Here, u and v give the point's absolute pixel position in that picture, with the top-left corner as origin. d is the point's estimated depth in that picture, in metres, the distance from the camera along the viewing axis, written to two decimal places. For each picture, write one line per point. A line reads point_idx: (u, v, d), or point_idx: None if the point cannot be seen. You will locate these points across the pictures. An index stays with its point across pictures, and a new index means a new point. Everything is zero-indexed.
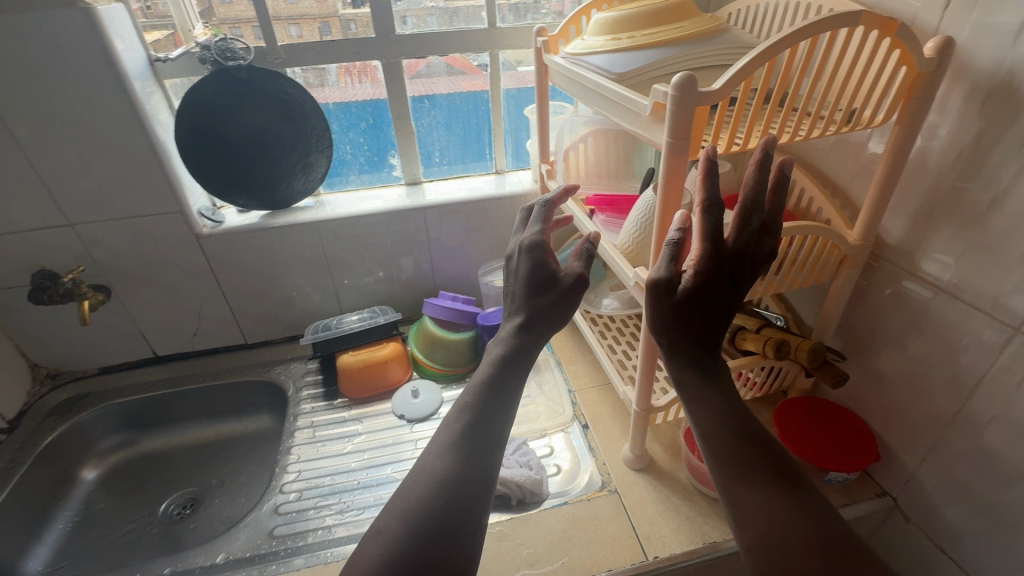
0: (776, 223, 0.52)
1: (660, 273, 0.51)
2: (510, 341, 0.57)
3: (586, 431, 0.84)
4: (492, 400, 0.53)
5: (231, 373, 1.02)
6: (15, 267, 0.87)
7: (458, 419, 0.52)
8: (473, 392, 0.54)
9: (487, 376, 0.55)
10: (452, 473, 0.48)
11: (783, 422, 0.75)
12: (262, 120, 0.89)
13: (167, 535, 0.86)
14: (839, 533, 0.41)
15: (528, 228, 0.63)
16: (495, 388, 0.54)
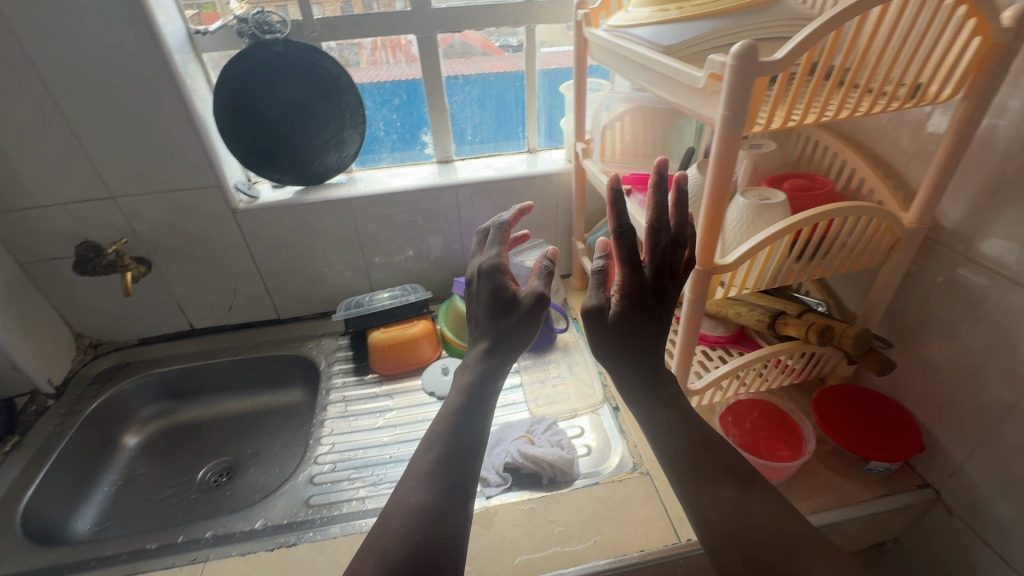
0: (687, 234, 0.55)
1: (591, 300, 0.56)
2: (477, 371, 0.58)
3: (617, 413, 0.84)
4: (462, 428, 0.54)
5: (265, 347, 1.04)
6: (60, 238, 0.89)
7: (431, 450, 0.52)
8: (445, 422, 0.55)
9: (456, 406, 0.56)
10: (429, 505, 0.48)
11: (823, 409, 0.73)
12: (297, 95, 0.89)
13: (205, 500, 0.89)
14: (789, 521, 0.46)
15: (484, 252, 0.65)
16: (468, 416, 0.55)
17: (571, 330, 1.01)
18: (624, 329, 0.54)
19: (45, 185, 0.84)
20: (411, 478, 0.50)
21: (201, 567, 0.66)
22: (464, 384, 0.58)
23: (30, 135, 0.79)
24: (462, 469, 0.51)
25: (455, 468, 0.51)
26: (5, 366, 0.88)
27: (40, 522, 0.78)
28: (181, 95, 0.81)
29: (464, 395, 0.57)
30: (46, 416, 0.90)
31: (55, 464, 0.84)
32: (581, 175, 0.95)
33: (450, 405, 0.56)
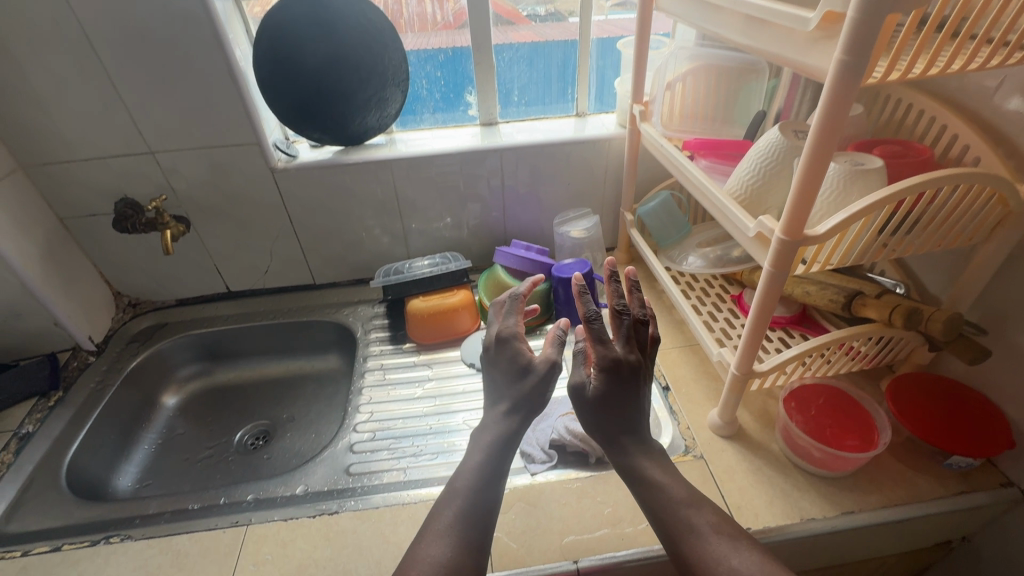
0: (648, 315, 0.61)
1: (574, 380, 0.59)
2: (500, 429, 0.60)
3: (667, 394, 0.79)
4: (484, 488, 0.57)
5: (300, 312, 1.02)
6: (100, 194, 0.88)
7: (453, 503, 0.55)
8: (467, 477, 0.57)
9: (479, 464, 0.58)
10: (450, 561, 0.51)
11: (897, 398, 0.68)
12: (337, 48, 0.84)
13: (242, 463, 0.89)
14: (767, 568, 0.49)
15: (500, 319, 0.67)
16: (489, 473, 0.58)
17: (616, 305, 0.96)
18: (606, 401, 0.58)
19: (84, 138, 0.82)
20: (436, 529, 0.53)
21: (244, 530, 0.65)
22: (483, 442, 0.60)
23: (69, 84, 0.77)
24: (482, 521, 0.55)
25: (478, 525, 0.54)
26: (47, 321, 0.87)
27: (85, 478, 0.79)
28: (221, 45, 0.77)
29: (484, 452, 0.59)
30: (87, 372, 0.90)
31: (97, 420, 0.84)
32: (636, 140, 0.89)
33: (473, 461, 0.59)
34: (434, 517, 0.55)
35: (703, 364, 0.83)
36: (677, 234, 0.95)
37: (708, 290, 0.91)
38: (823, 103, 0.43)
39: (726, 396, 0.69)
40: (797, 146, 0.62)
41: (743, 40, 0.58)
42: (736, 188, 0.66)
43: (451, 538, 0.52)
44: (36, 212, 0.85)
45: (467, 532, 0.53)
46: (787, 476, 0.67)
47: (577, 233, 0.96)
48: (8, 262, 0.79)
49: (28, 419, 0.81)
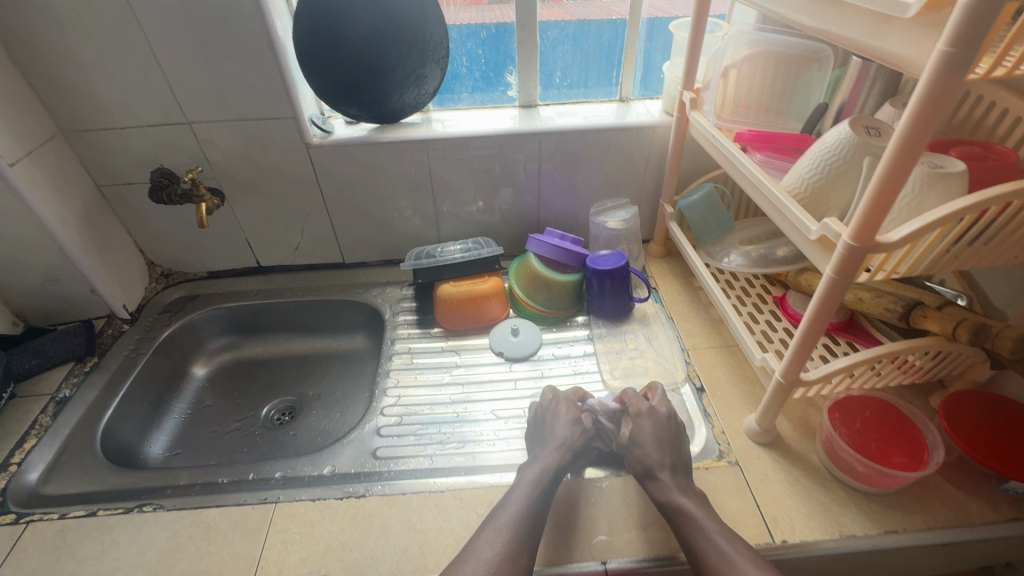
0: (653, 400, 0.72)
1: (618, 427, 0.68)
2: (553, 461, 0.65)
3: (701, 395, 0.78)
4: (537, 503, 0.60)
5: (330, 291, 1.02)
6: (137, 163, 0.87)
7: (507, 514, 0.58)
8: (522, 499, 0.60)
9: (535, 482, 0.62)
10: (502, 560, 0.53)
11: (951, 415, 0.65)
12: (376, 20, 0.80)
13: (269, 438, 0.90)
14: None
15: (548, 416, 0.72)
16: (543, 498, 0.61)
17: (651, 301, 0.93)
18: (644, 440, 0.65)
19: (123, 105, 0.81)
20: (490, 537, 0.56)
21: (272, 507, 0.65)
22: (536, 475, 0.63)
23: (109, 49, 0.75)
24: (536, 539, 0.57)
25: (530, 540, 0.56)
26: (83, 288, 0.88)
27: (117, 444, 0.80)
28: (262, 15, 0.74)
29: (538, 480, 0.62)
30: (121, 340, 0.91)
31: (130, 388, 0.85)
32: (683, 128, 0.85)
33: (525, 484, 0.62)
34: (486, 527, 0.58)
35: (740, 367, 0.80)
36: (719, 230, 0.91)
37: (748, 290, 0.88)
38: (917, 99, 0.39)
39: (767, 403, 0.66)
40: (871, 146, 0.57)
41: (829, 28, 0.55)
42: (796, 187, 0.62)
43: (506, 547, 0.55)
44: (74, 177, 0.85)
45: (519, 543, 0.56)
46: (827, 490, 0.64)
47: (613, 224, 0.93)
48: (47, 227, 0.80)
49: (64, 384, 0.82)
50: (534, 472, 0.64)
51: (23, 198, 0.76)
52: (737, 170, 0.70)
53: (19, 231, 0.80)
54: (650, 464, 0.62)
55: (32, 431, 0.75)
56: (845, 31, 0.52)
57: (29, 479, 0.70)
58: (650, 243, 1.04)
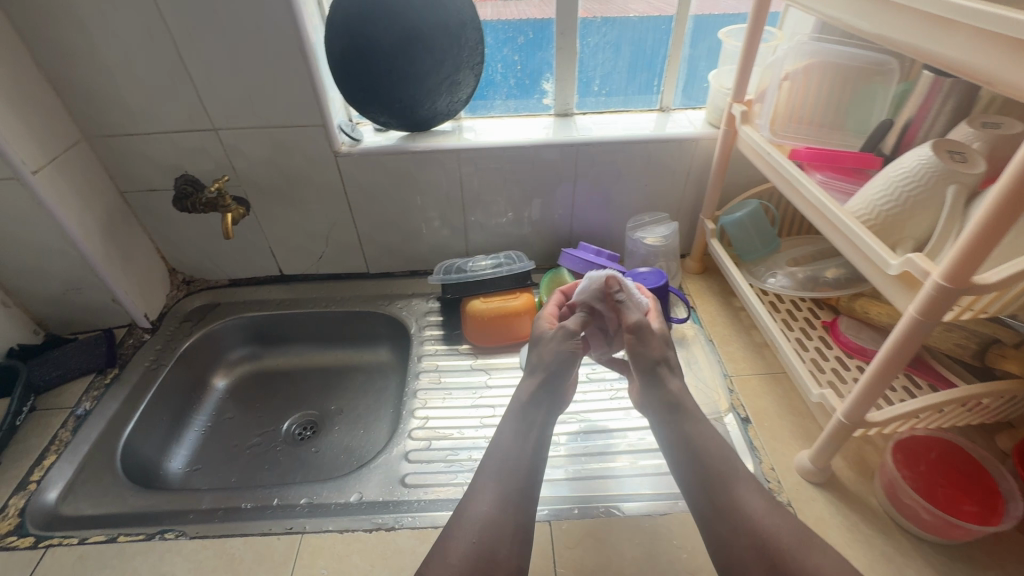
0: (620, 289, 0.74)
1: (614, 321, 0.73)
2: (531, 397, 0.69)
3: (747, 426, 0.73)
4: (517, 449, 0.64)
5: (354, 302, 0.99)
6: (160, 169, 0.85)
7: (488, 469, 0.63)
8: (507, 449, 0.64)
9: (513, 428, 0.67)
10: (485, 518, 0.58)
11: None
12: (411, 24, 0.77)
13: (291, 455, 0.87)
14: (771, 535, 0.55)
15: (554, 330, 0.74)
16: (527, 445, 0.65)
17: (690, 321, 0.89)
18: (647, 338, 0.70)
19: (149, 110, 0.78)
20: (481, 494, 0.60)
21: (299, 538, 0.63)
22: (521, 407, 0.68)
23: (136, 52, 0.73)
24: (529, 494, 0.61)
25: (516, 492, 0.60)
26: (104, 297, 0.86)
27: (138, 460, 0.78)
28: (294, 19, 0.71)
29: (520, 426, 0.67)
30: (141, 351, 0.88)
31: (151, 402, 0.83)
32: (729, 141, 0.80)
33: (506, 433, 0.66)
34: (474, 484, 0.62)
35: (788, 396, 0.76)
36: (766, 248, 0.87)
37: (795, 313, 0.83)
38: None
39: (824, 441, 0.62)
40: (956, 172, 0.53)
41: (917, 44, 0.49)
42: (866, 213, 0.57)
43: (495, 504, 0.59)
44: (97, 183, 0.82)
45: (502, 499, 0.60)
46: (888, 537, 0.60)
47: (652, 240, 0.88)
48: (69, 235, 0.77)
49: (85, 397, 0.80)
50: (515, 412, 0.68)
51: (46, 206, 0.74)
52: (795, 191, 0.66)
53: (42, 239, 0.77)
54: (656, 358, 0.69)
55: (51, 447, 0.73)
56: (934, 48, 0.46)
57: (48, 498, 0.68)
58: (687, 258, 1.00)
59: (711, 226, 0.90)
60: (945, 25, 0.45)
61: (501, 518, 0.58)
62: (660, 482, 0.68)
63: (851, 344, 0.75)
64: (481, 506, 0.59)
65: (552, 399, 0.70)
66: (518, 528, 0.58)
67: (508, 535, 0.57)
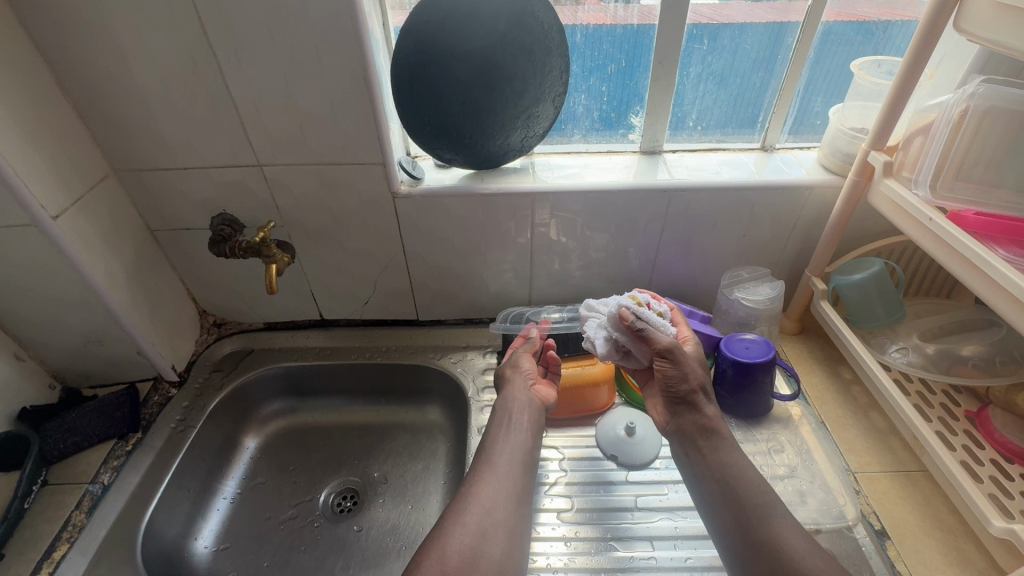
0: (645, 320, 0.67)
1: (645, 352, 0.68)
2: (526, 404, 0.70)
3: (885, 542, 0.60)
4: (514, 453, 0.65)
5: (401, 354, 0.88)
6: (196, 207, 0.75)
7: (495, 472, 0.63)
8: (499, 448, 0.65)
9: (512, 430, 0.67)
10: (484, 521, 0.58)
11: None
12: (491, 52, 0.65)
13: (331, 535, 0.76)
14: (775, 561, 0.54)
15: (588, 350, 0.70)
16: (518, 445, 0.66)
17: (796, 398, 0.77)
18: (679, 375, 0.66)
19: (186, 144, 0.69)
20: (486, 494, 0.61)
21: None
22: (506, 406, 0.70)
23: (176, 80, 0.63)
24: (523, 501, 0.63)
25: (510, 501, 0.61)
26: (129, 349, 0.76)
27: (160, 544, 0.68)
28: (362, 51, 0.62)
29: (507, 423, 0.68)
30: (167, 410, 0.78)
31: (177, 473, 0.73)
32: (857, 194, 0.68)
33: (510, 437, 0.67)
34: (483, 480, 0.62)
35: (931, 505, 0.63)
36: (888, 317, 0.75)
37: (928, 396, 0.70)
38: None
39: None
40: None
41: None
42: None
43: (493, 501, 0.60)
44: (125, 223, 0.73)
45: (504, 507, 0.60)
46: None
47: (751, 301, 0.76)
48: (93, 285, 0.68)
49: (103, 469, 0.70)
50: (501, 409, 0.70)
51: (68, 255, 0.64)
52: (973, 271, 0.54)
53: (63, 289, 0.68)
54: (684, 394, 0.66)
55: (64, 534, 0.63)
56: None
57: None
58: (782, 316, 0.87)
59: (820, 286, 0.78)
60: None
61: (498, 548, 0.57)
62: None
63: (1009, 445, 0.62)
64: (483, 507, 0.59)
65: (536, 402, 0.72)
66: (509, 526, 0.59)
67: (501, 534, 0.58)
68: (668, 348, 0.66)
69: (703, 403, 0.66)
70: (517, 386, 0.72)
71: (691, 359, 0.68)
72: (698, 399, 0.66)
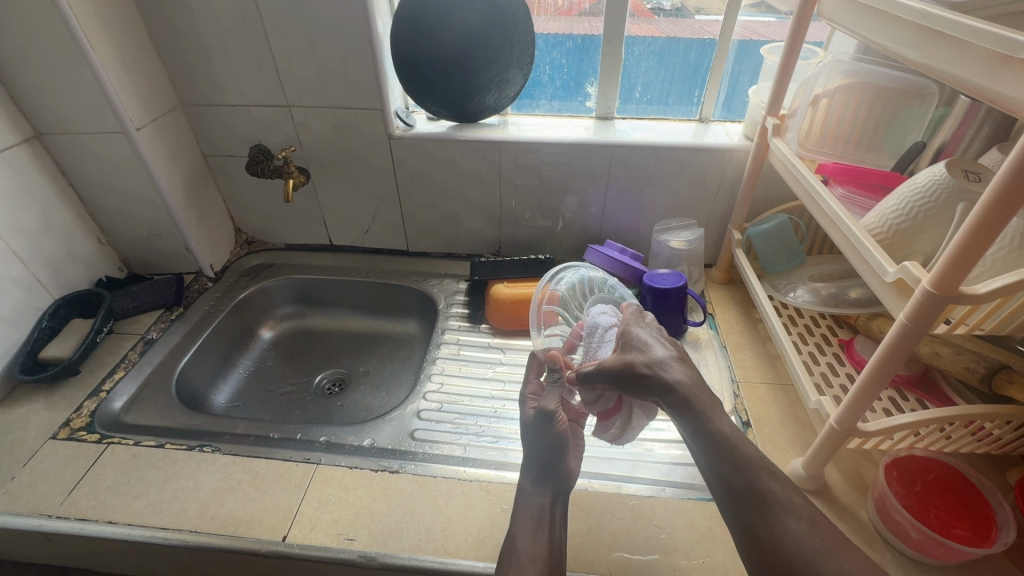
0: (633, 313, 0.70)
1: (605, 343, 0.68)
2: (544, 496, 0.64)
3: (747, 429, 0.74)
4: (541, 544, 0.59)
5: (391, 275, 1.07)
6: (238, 137, 0.96)
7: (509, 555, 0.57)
8: (528, 544, 0.58)
9: (531, 519, 0.61)
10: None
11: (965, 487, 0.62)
12: (470, 25, 0.84)
13: (318, 405, 0.95)
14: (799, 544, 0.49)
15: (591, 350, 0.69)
16: (548, 541, 0.59)
17: (705, 325, 0.92)
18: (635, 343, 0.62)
19: (235, 86, 0.90)
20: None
21: (314, 467, 0.70)
22: (527, 498, 0.64)
23: (231, 35, 0.84)
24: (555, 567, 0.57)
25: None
26: (180, 245, 0.98)
27: (189, 388, 0.88)
28: (366, 16, 0.81)
29: (535, 519, 0.61)
30: (204, 296, 1.00)
31: (206, 340, 0.94)
32: (761, 155, 0.82)
33: (526, 526, 0.60)
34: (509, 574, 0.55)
35: (792, 407, 0.77)
36: (788, 262, 0.89)
37: (813, 328, 0.84)
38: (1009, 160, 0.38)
39: (817, 447, 0.63)
40: (967, 191, 0.53)
41: (934, 64, 0.50)
42: (879, 227, 0.59)
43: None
44: (186, 146, 0.95)
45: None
46: (874, 551, 0.60)
47: (677, 243, 0.92)
48: (158, 187, 0.89)
49: (153, 327, 0.92)
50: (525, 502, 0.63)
51: (142, 158, 0.86)
52: (815, 202, 0.67)
53: (135, 188, 0.89)
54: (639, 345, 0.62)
55: (121, 365, 0.85)
56: (945, 68, 0.49)
57: (114, 406, 0.79)
58: (712, 267, 1.01)
59: (738, 237, 0.92)
60: (970, 50, 0.45)
61: None
62: (634, 467, 0.72)
63: (863, 362, 0.75)
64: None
65: (562, 490, 0.65)
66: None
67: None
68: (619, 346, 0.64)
69: (667, 367, 0.59)
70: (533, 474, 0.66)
71: (648, 339, 0.63)
72: (659, 362, 0.59)
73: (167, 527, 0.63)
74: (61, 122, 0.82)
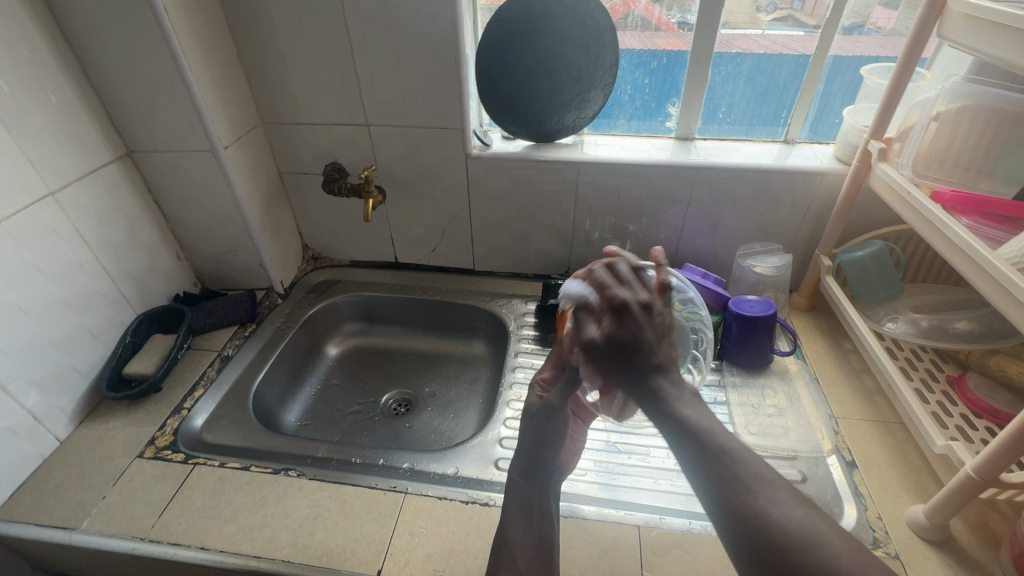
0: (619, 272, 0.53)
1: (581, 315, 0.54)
2: (525, 486, 0.65)
3: (852, 470, 0.70)
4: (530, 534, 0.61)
5: (458, 294, 1.06)
6: (316, 156, 0.97)
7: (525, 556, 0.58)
8: (519, 534, 0.60)
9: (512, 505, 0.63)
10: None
11: None
12: (556, 45, 0.84)
13: (386, 426, 0.94)
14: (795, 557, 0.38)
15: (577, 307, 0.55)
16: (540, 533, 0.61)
17: (793, 356, 0.88)
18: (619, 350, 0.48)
19: (317, 105, 0.90)
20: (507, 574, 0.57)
21: (402, 497, 0.68)
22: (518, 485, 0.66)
23: (319, 56, 0.85)
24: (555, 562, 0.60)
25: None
26: (254, 261, 0.98)
27: (263, 406, 0.88)
28: (456, 38, 0.80)
29: (524, 510, 0.63)
30: (275, 312, 1.00)
31: (278, 357, 0.93)
32: (861, 179, 0.79)
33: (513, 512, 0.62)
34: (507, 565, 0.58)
35: (900, 448, 0.72)
36: (885, 291, 0.84)
37: (915, 361, 0.78)
38: None
39: (945, 496, 0.59)
40: None
41: None
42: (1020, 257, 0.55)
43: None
44: (265, 163, 0.96)
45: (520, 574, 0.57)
46: None
47: (763, 269, 0.89)
48: (239, 204, 0.90)
49: (228, 343, 0.92)
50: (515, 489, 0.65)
51: (227, 175, 0.86)
52: (936, 232, 0.63)
53: (216, 205, 0.90)
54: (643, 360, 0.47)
55: (200, 382, 0.85)
56: None
57: (195, 424, 0.78)
58: (794, 293, 0.97)
59: (827, 263, 0.88)
60: None
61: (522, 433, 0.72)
62: None
63: (980, 403, 0.70)
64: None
65: (546, 480, 0.66)
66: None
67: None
68: (598, 313, 0.51)
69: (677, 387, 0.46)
70: (523, 461, 0.68)
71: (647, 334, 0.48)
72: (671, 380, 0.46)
73: (259, 555, 0.61)
74: (152, 139, 0.83)
